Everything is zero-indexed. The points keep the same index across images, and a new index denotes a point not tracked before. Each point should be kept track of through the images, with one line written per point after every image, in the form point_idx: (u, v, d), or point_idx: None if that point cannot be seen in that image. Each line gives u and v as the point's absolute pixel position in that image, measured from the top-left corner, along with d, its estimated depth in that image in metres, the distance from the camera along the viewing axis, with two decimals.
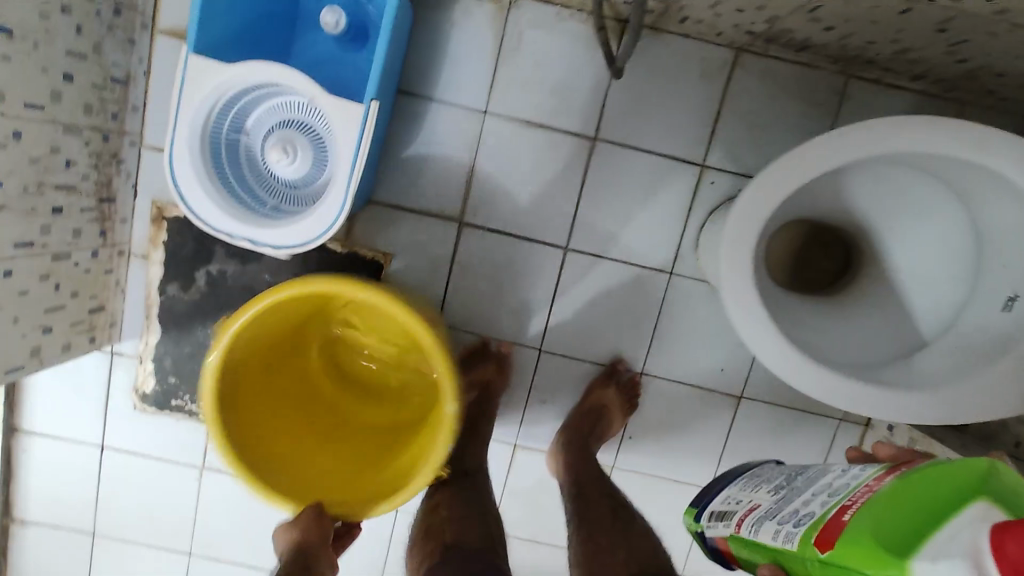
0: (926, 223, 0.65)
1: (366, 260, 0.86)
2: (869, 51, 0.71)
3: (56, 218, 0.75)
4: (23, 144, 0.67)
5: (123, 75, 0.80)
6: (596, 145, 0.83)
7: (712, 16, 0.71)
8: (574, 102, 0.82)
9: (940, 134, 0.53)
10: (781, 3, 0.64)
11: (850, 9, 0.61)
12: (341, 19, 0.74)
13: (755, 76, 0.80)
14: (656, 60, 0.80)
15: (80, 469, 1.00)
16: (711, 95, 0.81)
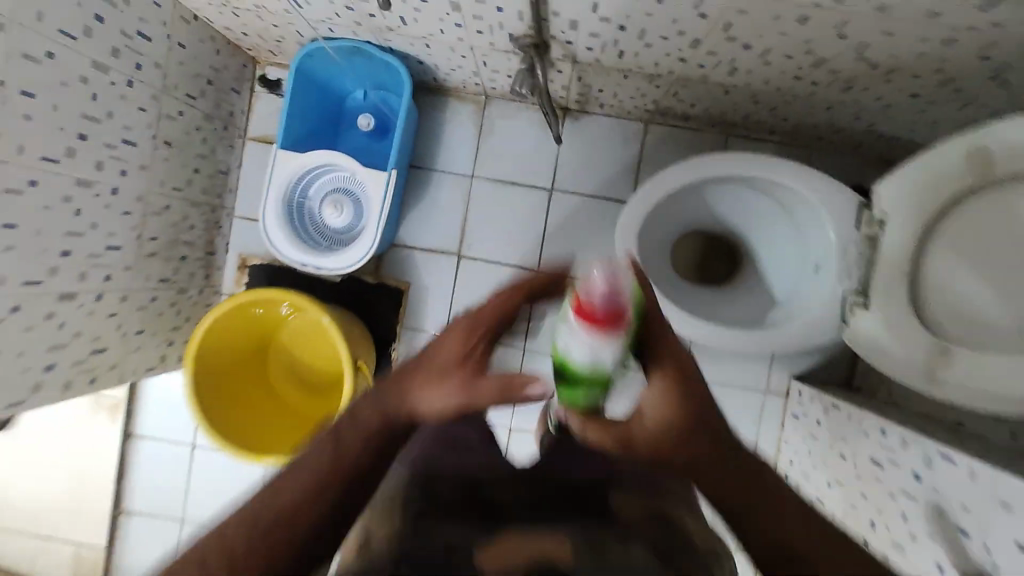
0: (771, 226, 0.94)
1: (391, 286, 1.19)
2: (726, 116, 1.03)
3: (182, 263, 1.09)
4: (169, 213, 1.03)
5: (225, 169, 1.18)
6: (553, 194, 1.16)
7: (616, 101, 1.05)
8: (534, 165, 1.16)
9: (746, 163, 0.83)
10: (653, 91, 0.97)
11: (694, 92, 0.94)
12: (372, 122, 1.11)
13: (659, 138, 1.13)
14: (589, 133, 1.15)
15: (178, 463, 1.29)
16: (631, 154, 1.14)
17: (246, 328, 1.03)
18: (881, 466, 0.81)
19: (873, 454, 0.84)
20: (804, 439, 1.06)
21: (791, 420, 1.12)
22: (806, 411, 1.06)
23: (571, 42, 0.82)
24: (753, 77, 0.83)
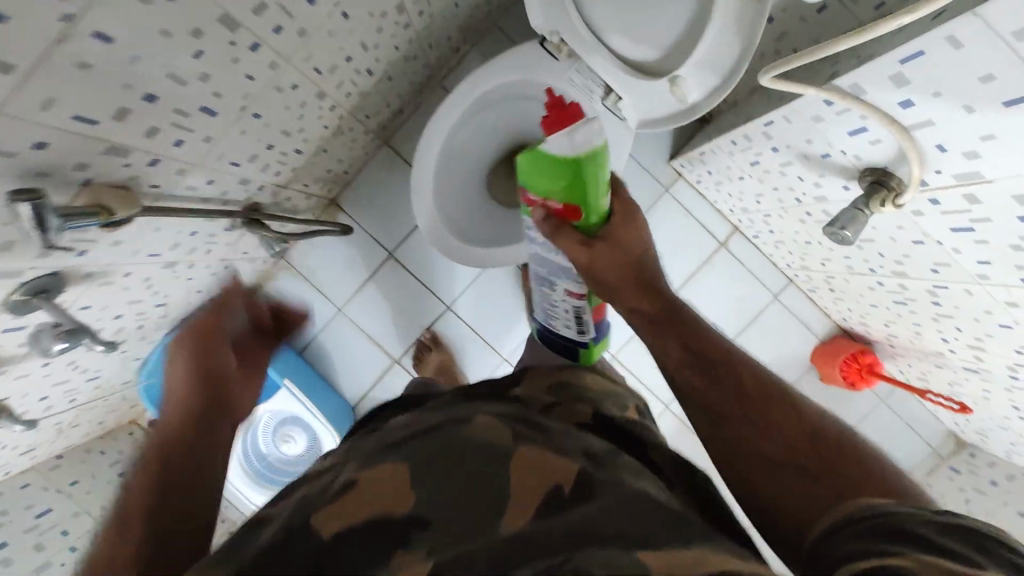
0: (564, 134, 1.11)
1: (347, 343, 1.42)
2: (399, 49, 1.08)
3: (51, 413, 1.03)
4: (27, 416, 0.96)
5: (72, 412, 1.12)
6: (330, 170, 1.24)
7: (329, 114, 1.03)
8: (316, 165, 1.17)
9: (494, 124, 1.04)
10: (338, 95, 1.00)
11: (355, 29, 0.88)
12: None
13: (386, 91, 1.17)
14: (346, 141, 1.19)
15: None
16: (370, 113, 1.19)
17: None
18: (781, 176, 1.02)
19: (821, 209, 0.99)
20: (717, 186, 1.30)
21: (698, 185, 1.39)
22: (709, 171, 1.26)
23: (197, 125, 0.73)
24: (342, 40, 0.86)
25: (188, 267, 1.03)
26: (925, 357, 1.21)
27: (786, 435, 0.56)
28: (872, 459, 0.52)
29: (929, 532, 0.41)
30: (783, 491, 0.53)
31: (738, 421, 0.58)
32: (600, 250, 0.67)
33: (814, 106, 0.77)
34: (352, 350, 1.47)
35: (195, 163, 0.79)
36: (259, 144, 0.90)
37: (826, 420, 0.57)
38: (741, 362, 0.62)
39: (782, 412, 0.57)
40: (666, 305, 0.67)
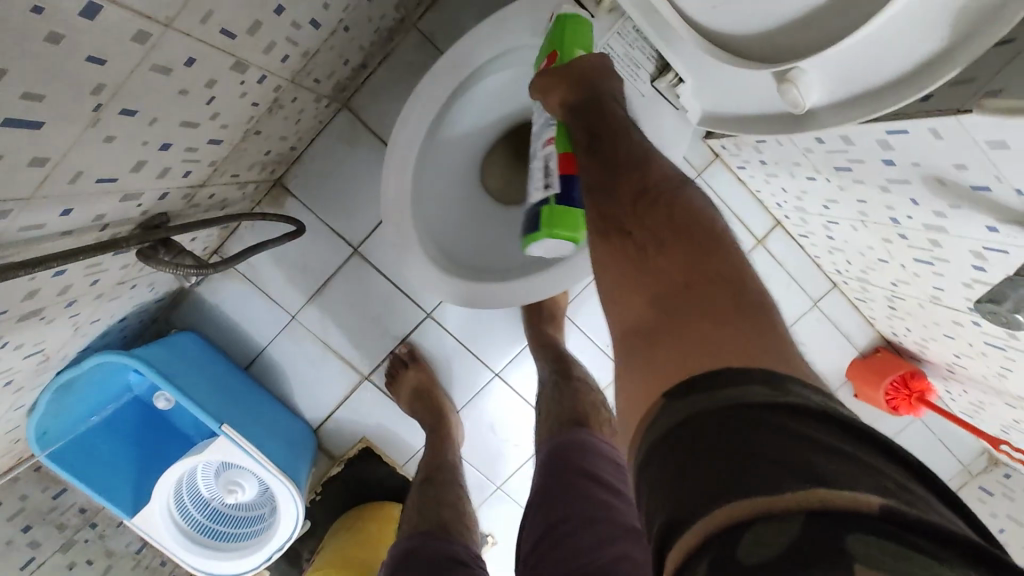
0: None
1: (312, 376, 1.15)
2: None
3: None
4: None
5: None
6: (270, 152, 0.93)
7: (258, 90, 0.71)
8: (247, 152, 0.85)
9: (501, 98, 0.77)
10: (268, 62, 0.68)
11: None
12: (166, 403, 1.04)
13: (342, 47, 0.85)
14: (287, 117, 0.87)
15: (491, 491, 1.32)
16: (321, 78, 0.87)
17: None
18: (874, 190, 0.77)
19: (928, 237, 0.76)
20: (765, 178, 1.05)
21: (736, 171, 1.13)
22: (761, 161, 1.00)
23: (12, 150, 0.43)
24: None
25: (66, 307, 0.74)
26: (994, 394, 1.02)
27: (658, 261, 0.54)
28: (725, 319, 0.48)
29: (779, 418, 0.38)
30: (632, 318, 0.55)
31: (628, 282, 0.56)
32: (557, 77, 0.67)
33: (1000, 131, 0.50)
34: (310, 366, 1.21)
35: (28, 199, 0.49)
36: (145, 147, 0.59)
37: (730, 277, 0.51)
38: (659, 212, 0.57)
39: (665, 253, 0.54)
40: (595, 162, 0.63)
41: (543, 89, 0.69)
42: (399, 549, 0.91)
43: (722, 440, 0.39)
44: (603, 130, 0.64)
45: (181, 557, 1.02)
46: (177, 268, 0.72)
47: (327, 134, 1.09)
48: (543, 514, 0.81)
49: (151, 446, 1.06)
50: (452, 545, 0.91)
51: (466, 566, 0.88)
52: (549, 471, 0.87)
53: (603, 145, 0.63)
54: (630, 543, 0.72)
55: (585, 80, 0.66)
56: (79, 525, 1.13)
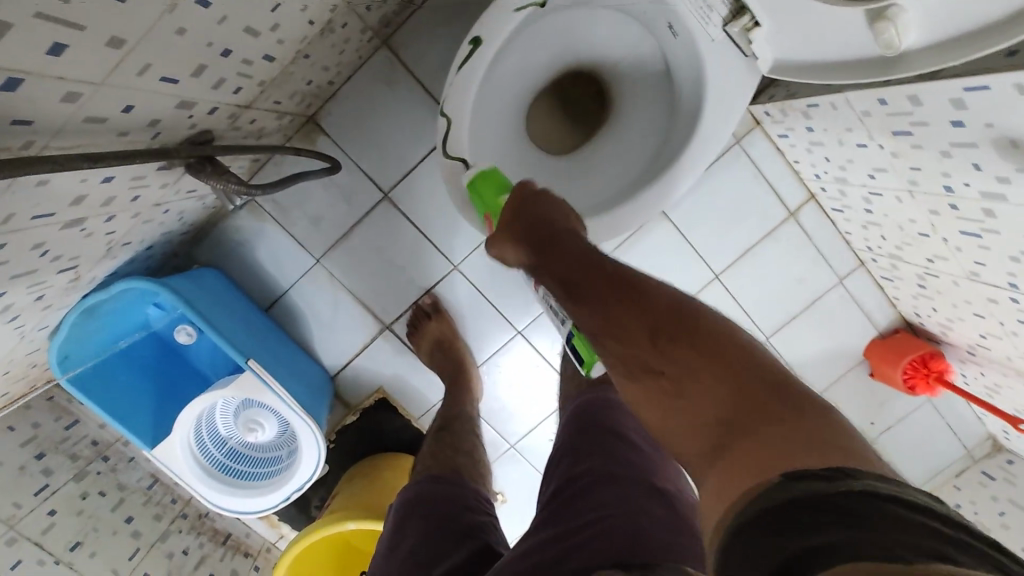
0: (649, 64, 0.82)
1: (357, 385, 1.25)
2: None
3: None
4: None
5: None
6: (312, 84, 0.90)
7: (316, 5, 0.68)
8: (291, 81, 0.83)
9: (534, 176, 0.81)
10: None
11: None
12: (184, 337, 1.00)
13: None
14: (334, 47, 0.84)
15: (504, 449, 1.32)
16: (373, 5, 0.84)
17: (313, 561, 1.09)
18: (933, 157, 0.76)
19: (982, 206, 0.76)
20: (808, 146, 1.03)
21: (778, 139, 1.11)
22: (808, 128, 0.98)
23: (100, 21, 0.41)
24: None
25: (104, 222, 0.71)
26: (1016, 376, 1.03)
27: (697, 390, 0.53)
28: (785, 429, 0.46)
29: (898, 511, 0.36)
30: (699, 456, 0.52)
31: (677, 420, 0.54)
32: (504, 238, 0.74)
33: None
34: (332, 312, 1.19)
35: (98, 84, 0.47)
36: (209, 49, 0.56)
37: (768, 379, 0.51)
38: (676, 342, 0.56)
39: (697, 376, 0.53)
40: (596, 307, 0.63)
41: (503, 248, 0.75)
42: (410, 494, 0.89)
43: (793, 523, 0.38)
44: (585, 272, 0.66)
45: (197, 491, 1.01)
46: (226, 184, 0.71)
47: (365, 72, 1.06)
48: (566, 466, 0.78)
49: (170, 380, 1.04)
50: (462, 490, 0.89)
51: (473, 512, 0.85)
52: (576, 427, 0.84)
53: (589, 290, 0.64)
54: (653, 503, 0.68)
55: (536, 223, 0.71)
56: (92, 458, 1.12)
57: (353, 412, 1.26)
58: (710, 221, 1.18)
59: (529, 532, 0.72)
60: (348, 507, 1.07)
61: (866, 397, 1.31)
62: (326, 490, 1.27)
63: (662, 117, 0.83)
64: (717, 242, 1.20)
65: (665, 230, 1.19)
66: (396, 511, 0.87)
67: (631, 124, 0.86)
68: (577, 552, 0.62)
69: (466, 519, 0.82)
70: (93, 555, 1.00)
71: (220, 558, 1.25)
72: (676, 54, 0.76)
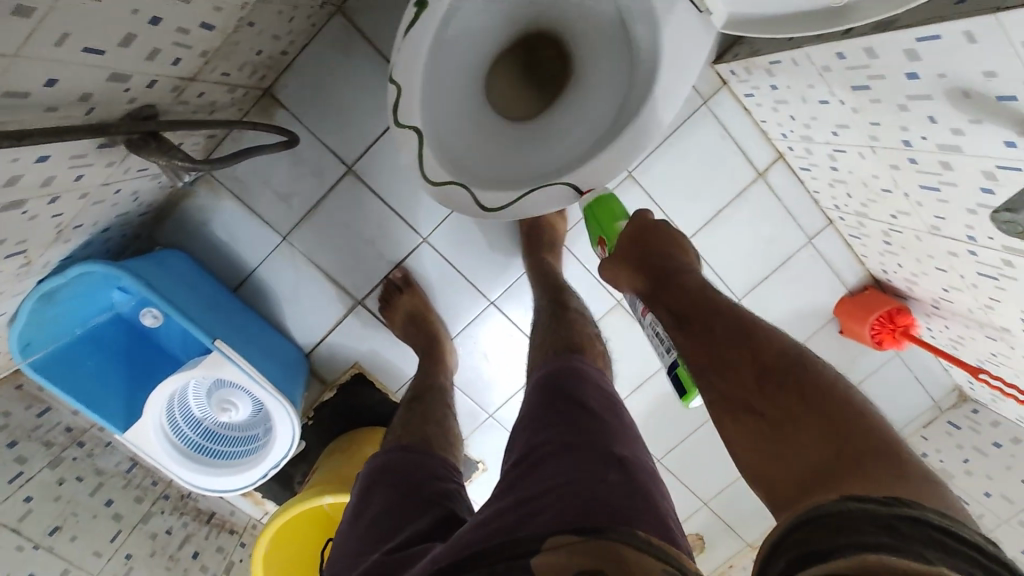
0: (604, 24, 0.81)
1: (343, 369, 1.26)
2: None
3: None
4: None
5: None
6: (263, 55, 0.87)
7: None
8: (237, 51, 0.80)
9: (555, 194, 0.81)
10: None
11: None
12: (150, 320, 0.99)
13: None
14: (280, 13, 0.81)
15: (482, 418, 1.34)
16: None
17: (291, 541, 1.11)
18: (892, 111, 0.76)
19: (939, 159, 0.76)
20: (774, 104, 1.02)
21: (744, 98, 1.10)
22: (772, 86, 0.97)
23: None
24: None
25: (48, 203, 0.69)
26: (977, 327, 1.05)
27: (793, 432, 0.57)
28: (864, 475, 0.50)
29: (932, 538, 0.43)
30: (781, 496, 0.56)
31: (764, 449, 0.59)
32: (618, 267, 0.90)
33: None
34: (303, 288, 1.18)
35: (12, 56, 0.45)
36: (135, 17, 0.54)
37: (855, 423, 0.55)
38: (783, 388, 0.60)
39: (797, 425, 0.57)
40: (701, 339, 0.71)
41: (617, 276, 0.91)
42: (377, 463, 0.92)
43: (826, 527, 0.47)
44: (706, 316, 0.72)
45: (173, 471, 1.02)
46: (170, 161, 0.69)
47: (320, 40, 1.03)
48: (529, 434, 0.79)
49: (140, 364, 1.02)
50: (430, 459, 0.91)
51: (440, 481, 0.88)
52: (538, 398, 0.85)
53: (699, 324, 0.72)
54: (608, 470, 0.69)
55: (643, 260, 0.86)
56: (67, 444, 1.11)
57: (329, 388, 1.27)
58: (680, 184, 1.17)
59: (493, 498, 0.73)
60: (316, 482, 1.09)
61: (836, 353, 1.33)
62: (307, 466, 1.28)
63: (621, 77, 0.82)
64: (686, 206, 1.19)
65: (634, 195, 1.18)
66: (363, 479, 0.91)
67: (592, 85, 0.84)
68: (537, 518, 0.63)
69: (433, 488, 0.85)
70: (73, 539, 1.01)
71: (204, 536, 1.27)
72: (634, 16, 0.76)
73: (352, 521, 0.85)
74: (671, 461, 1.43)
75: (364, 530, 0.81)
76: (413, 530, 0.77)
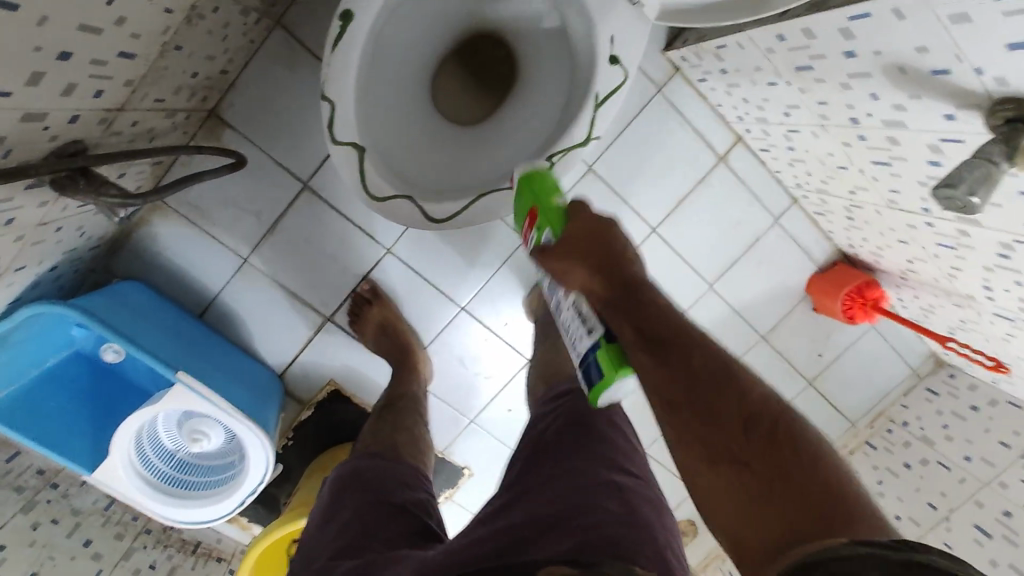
0: (542, 24, 0.80)
1: (317, 389, 1.25)
2: None
3: None
4: None
5: None
6: (199, 78, 0.85)
7: None
8: (168, 75, 0.77)
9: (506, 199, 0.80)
10: None
11: None
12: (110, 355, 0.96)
13: None
14: (208, 35, 0.79)
15: (464, 424, 1.33)
16: None
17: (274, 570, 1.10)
18: (836, 90, 0.75)
19: (886, 134, 0.75)
20: (726, 88, 1.02)
21: (698, 83, 1.10)
22: (723, 70, 0.97)
23: None
24: None
25: None
26: (944, 295, 1.05)
27: (772, 490, 0.52)
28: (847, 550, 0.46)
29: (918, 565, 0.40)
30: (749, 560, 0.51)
31: (740, 506, 0.53)
32: (576, 260, 0.65)
33: None
34: (268, 310, 1.16)
35: None
36: (40, 55, 0.52)
37: (834, 475, 0.51)
38: (767, 438, 0.54)
39: (782, 481, 0.52)
40: (675, 376, 0.58)
41: (567, 270, 0.66)
42: (348, 469, 0.91)
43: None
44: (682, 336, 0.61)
45: (147, 505, 1.01)
46: (100, 198, 0.67)
47: (262, 56, 1.00)
48: (527, 460, 0.79)
49: (103, 400, 1.00)
50: (401, 467, 0.91)
51: (419, 497, 0.88)
52: (539, 423, 0.86)
53: (678, 350, 0.60)
54: (611, 493, 0.68)
55: (612, 261, 0.64)
56: (40, 487, 1.09)
57: (305, 407, 1.25)
58: (643, 175, 1.16)
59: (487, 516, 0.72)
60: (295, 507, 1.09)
61: (811, 331, 1.33)
62: (291, 487, 1.27)
63: (565, 74, 0.81)
64: (651, 194, 1.18)
65: (597, 188, 1.16)
66: (331, 484, 0.90)
67: (535, 86, 0.83)
68: (536, 542, 0.63)
69: (404, 496, 0.85)
70: None
71: (192, 567, 1.26)
72: (568, 12, 0.76)
73: (317, 526, 0.84)
74: (657, 451, 1.43)
75: (335, 533, 0.80)
76: (385, 538, 0.77)
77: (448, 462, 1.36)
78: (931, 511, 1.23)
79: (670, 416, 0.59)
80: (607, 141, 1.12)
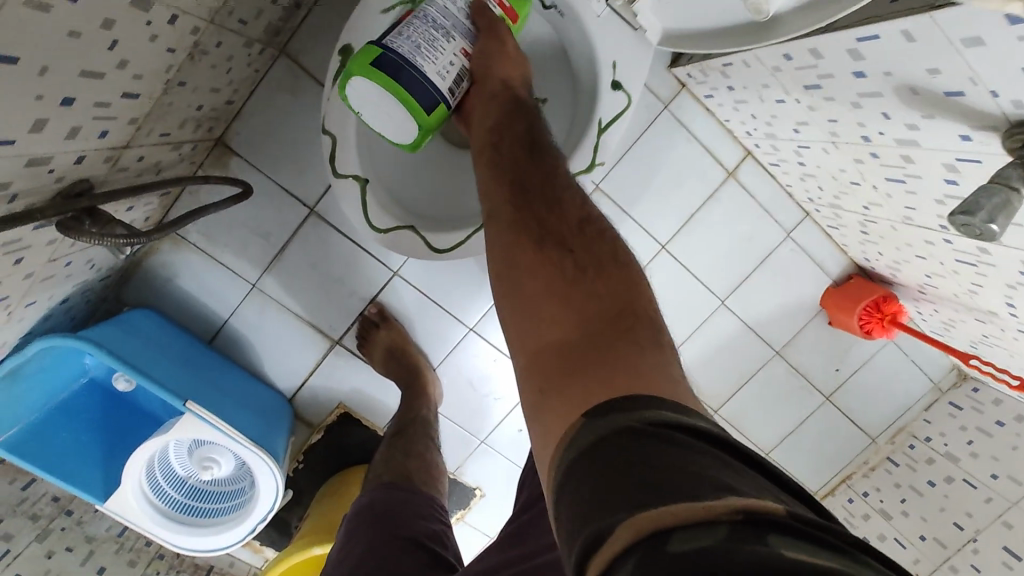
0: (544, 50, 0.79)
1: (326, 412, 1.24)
2: None
3: None
4: None
5: None
6: (204, 110, 0.86)
7: (169, 31, 0.64)
8: (173, 110, 0.78)
9: None
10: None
11: None
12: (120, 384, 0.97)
13: None
14: (212, 69, 0.80)
15: (474, 445, 1.32)
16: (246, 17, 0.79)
17: None
18: (847, 108, 0.73)
19: (900, 152, 0.73)
20: (733, 103, 1.00)
21: (705, 98, 1.08)
22: (729, 86, 0.95)
23: None
24: None
25: None
26: (965, 310, 1.02)
27: (578, 306, 0.50)
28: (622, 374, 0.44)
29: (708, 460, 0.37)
30: (535, 361, 0.49)
31: (536, 265, 0.53)
32: (509, 56, 0.68)
33: (977, 22, 0.49)
34: (278, 333, 1.17)
35: None
36: (43, 102, 0.52)
37: (645, 317, 0.50)
38: (596, 271, 0.52)
39: (590, 302, 0.50)
40: (523, 206, 0.58)
41: (489, 52, 0.67)
42: (364, 501, 0.91)
43: (604, 467, 0.38)
44: (543, 181, 0.60)
45: (159, 534, 1.02)
46: (105, 237, 0.67)
47: (267, 85, 1.01)
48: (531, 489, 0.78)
49: (116, 428, 1.00)
50: (416, 497, 0.92)
51: (428, 529, 0.88)
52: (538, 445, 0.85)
53: (533, 188, 0.59)
54: None
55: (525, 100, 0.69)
56: (54, 514, 1.09)
57: (316, 430, 1.25)
58: (650, 191, 1.15)
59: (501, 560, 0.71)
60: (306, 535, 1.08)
61: (828, 346, 1.30)
62: (302, 509, 1.26)
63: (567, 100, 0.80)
64: (659, 211, 1.16)
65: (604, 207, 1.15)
66: (351, 516, 0.90)
67: None
68: None
69: (419, 530, 0.86)
70: None
71: None
72: (569, 38, 0.76)
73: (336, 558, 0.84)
74: None
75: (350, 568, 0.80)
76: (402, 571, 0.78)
77: (460, 483, 1.35)
78: (957, 531, 1.19)
79: (503, 232, 0.57)
80: (613, 159, 1.11)
